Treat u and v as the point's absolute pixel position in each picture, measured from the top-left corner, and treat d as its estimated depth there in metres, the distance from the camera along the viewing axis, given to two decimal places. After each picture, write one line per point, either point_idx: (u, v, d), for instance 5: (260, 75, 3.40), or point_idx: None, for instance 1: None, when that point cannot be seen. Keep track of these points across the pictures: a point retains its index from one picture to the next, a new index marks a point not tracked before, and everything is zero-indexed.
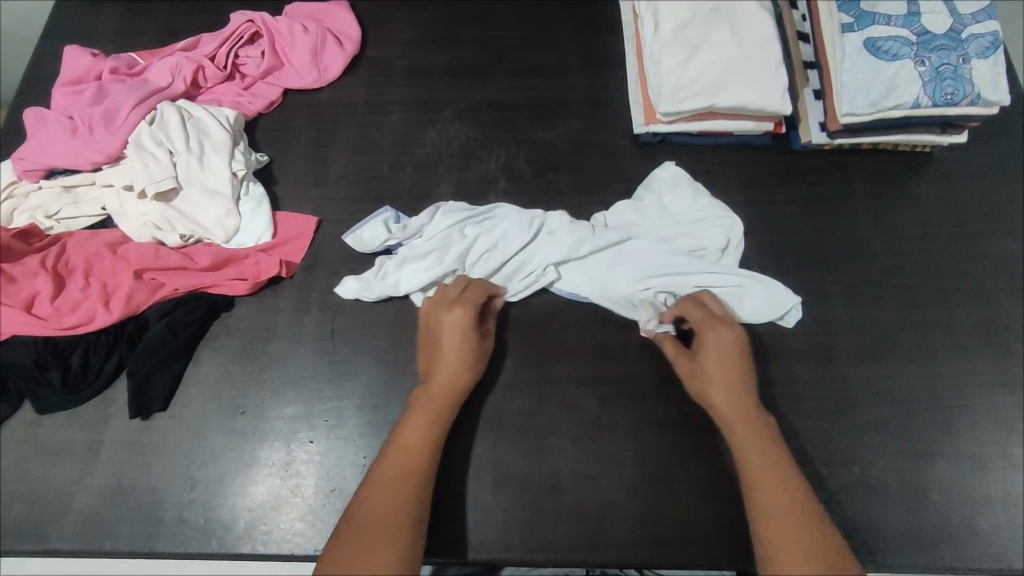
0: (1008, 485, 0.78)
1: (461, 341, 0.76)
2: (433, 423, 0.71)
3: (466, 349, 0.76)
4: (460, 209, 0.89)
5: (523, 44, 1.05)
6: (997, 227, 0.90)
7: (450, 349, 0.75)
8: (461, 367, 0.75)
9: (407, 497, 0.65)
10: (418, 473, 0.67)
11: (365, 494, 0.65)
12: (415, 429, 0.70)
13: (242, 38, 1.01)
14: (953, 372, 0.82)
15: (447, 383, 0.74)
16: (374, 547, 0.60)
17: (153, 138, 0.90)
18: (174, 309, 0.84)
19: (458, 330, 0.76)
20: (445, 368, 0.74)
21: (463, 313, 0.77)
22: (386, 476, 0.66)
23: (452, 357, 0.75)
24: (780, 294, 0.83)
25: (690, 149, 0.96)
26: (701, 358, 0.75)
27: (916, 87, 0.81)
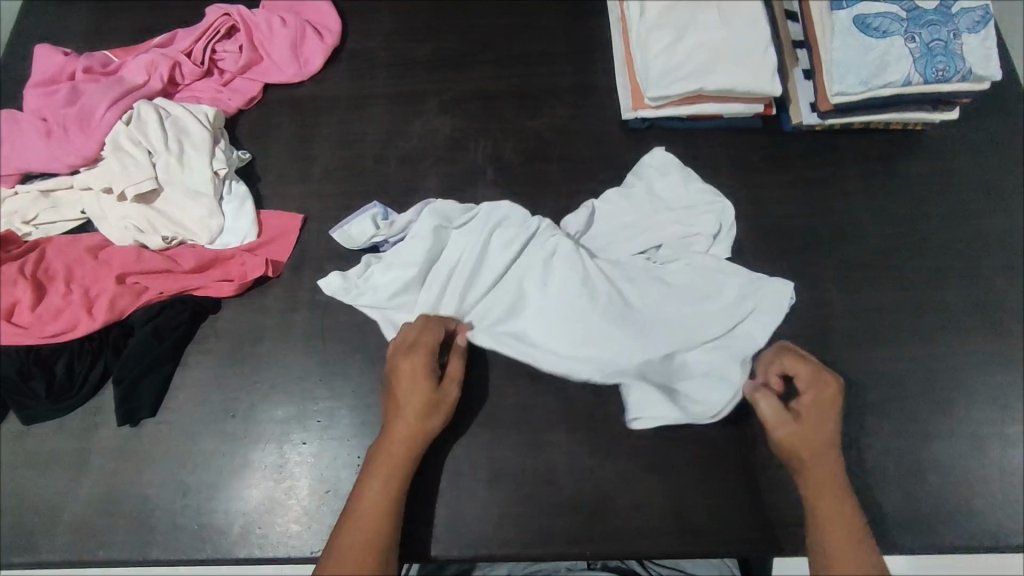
0: (1005, 462, 0.77)
1: (418, 394, 0.72)
2: (390, 485, 0.69)
3: (425, 403, 0.72)
4: (446, 208, 0.86)
5: (507, 31, 1.03)
6: (990, 204, 0.89)
7: (408, 403, 0.72)
8: (419, 420, 0.71)
9: (368, 569, 0.64)
10: (375, 541, 0.66)
11: (327, 569, 0.64)
12: (373, 493, 0.68)
13: (219, 32, 0.98)
14: (948, 352, 0.82)
15: (404, 440, 0.71)
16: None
17: (131, 139, 0.88)
18: (159, 313, 0.83)
19: (412, 382, 0.72)
20: (400, 421, 0.71)
21: (418, 365, 0.73)
22: (343, 547, 0.65)
23: (409, 410, 0.71)
24: (775, 288, 0.82)
25: (680, 134, 0.95)
26: (811, 417, 0.72)
27: (907, 64, 0.80)
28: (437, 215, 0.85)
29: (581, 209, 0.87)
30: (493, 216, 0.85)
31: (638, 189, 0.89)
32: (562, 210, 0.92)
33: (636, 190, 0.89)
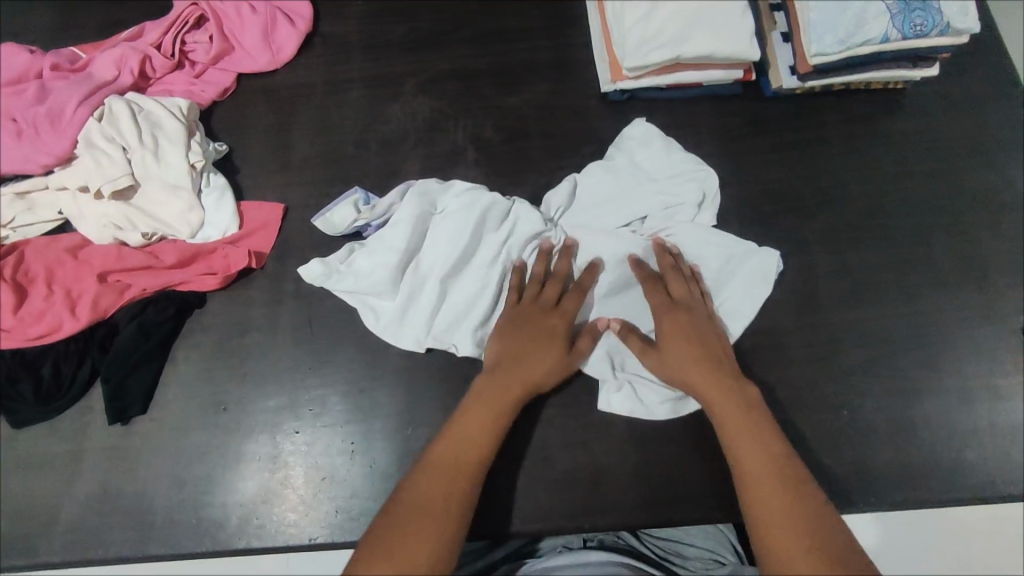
0: (994, 415, 0.78)
1: (546, 348, 0.75)
2: (495, 425, 0.70)
3: (550, 360, 0.74)
4: (428, 189, 0.84)
5: (481, 8, 1.01)
6: (973, 159, 0.89)
7: (536, 352, 0.74)
8: (541, 373, 0.74)
9: (451, 493, 0.65)
10: (467, 471, 0.67)
11: (414, 483, 0.66)
12: (476, 426, 0.70)
13: (188, 23, 0.96)
14: (935, 309, 0.82)
15: (517, 388, 0.73)
16: (414, 536, 0.61)
17: (104, 135, 0.86)
18: (144, 310, 0.82)
19: (547, 337, 0.75)
20: (522, 367, 0.74)
21: (560, 322, 0.76)
22: (438, 467, 0.67)
23: (535, 362, 0.74)
24: (763, 260, 0.81)
25: (661, 104, 0.94)
26: (669, 341, 0.74)
27: (885, 21, 0.79)
28: (420, 200, 0.83)
29: (562, 183, 0.87)
30: (476, 199, 0.83)
31: (622, 162, 0.87)
32: (544, 186, 0.91)
33: (620, 163, 0.87)
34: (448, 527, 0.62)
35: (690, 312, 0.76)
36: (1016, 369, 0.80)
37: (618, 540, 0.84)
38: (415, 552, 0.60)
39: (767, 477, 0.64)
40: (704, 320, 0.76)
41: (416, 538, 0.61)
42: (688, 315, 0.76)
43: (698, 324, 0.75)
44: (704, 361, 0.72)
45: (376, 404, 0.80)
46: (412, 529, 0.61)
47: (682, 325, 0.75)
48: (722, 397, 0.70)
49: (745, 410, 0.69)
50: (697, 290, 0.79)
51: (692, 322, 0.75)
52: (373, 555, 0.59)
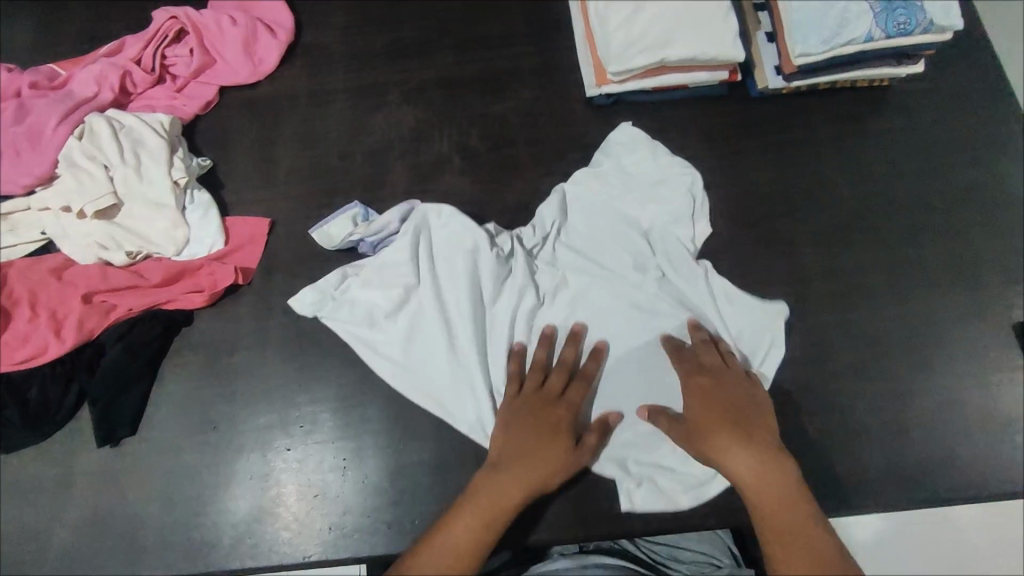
0: (986, 414, 0.78)
1: (548, 449, 0.71)
2: (489, 526, 0.67)
3: (552, 462, 0.70)
4: (422, 217, 0.84)
5: (465, 15, 1.00)
6: (959, 156, 0.89)
7: (539, 452, 0.70)
8: (539, 478, 0.69)
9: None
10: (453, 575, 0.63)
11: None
12: (468, 527, 0.66)
13: (168, 36, 0.95)
14: (924, 308, 0.82)
15: (514, 493, 0.68)
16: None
17: (85, 153, 0.85)
18: (130, 330, 0.81)
19: (550, 432, 0.71)
20: (523, 465, 0.69)
21: (563, 420, 0.73)
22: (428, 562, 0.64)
23: (536, 459, 0.70)
24: (773, 322, 0.79)
25: (647, 107, 0.94)
26: (713, 418, 0.70)
27: (868, 20, 0.79)
28: (416, 226, 0.83)
29: (551, 195, 0.86)
30: (469, 231, 0.82)
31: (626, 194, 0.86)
32: (532, 194, 0.90)
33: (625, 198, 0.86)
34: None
35: (726, 380, 0.73)
36: (1007, 366, 0.80)
37: (613, 545, 0.83)
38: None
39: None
40: (751, 398, 0.72)
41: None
42: (733, 390, 0.72)
43: (745, 404, 0.71)
44: (749, 447, 0.68)
45: (367, 420, 0.79)
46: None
47: (729, 403, 0.71)
48: (766, 487, 0.66)
49: (780, 482, 0.66)
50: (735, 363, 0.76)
51: (739, 401, 0.71)
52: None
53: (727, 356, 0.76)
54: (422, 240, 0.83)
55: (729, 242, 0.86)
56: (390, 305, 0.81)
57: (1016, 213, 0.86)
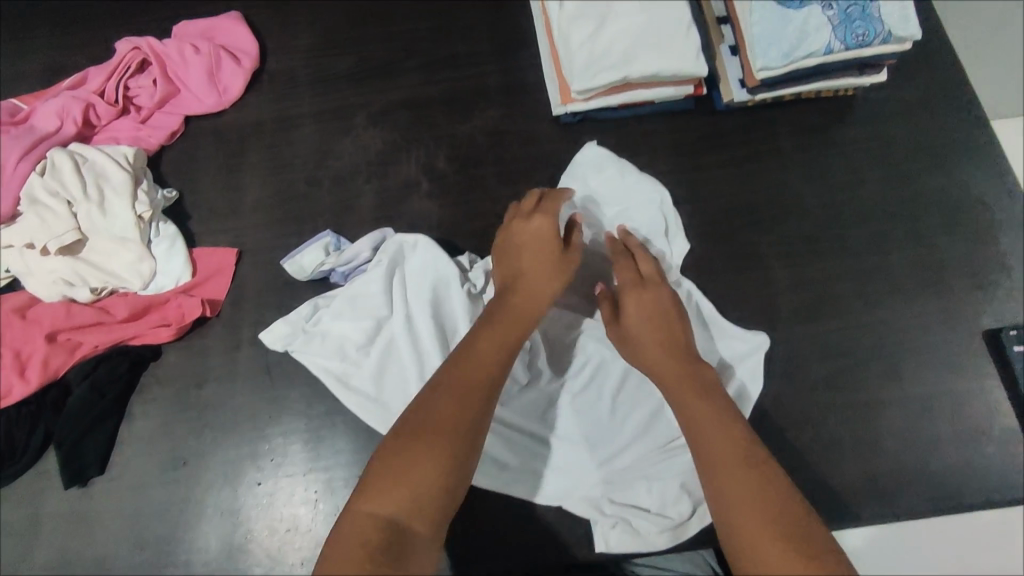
0: (959, 423, 0.78)
1: (548, 257, 0.76)
2: (507, 350, 0.67)
3: (558, 268, 0.75)
4: (391, 248, 0.83)
5: (430, 35, 1.00)
6: (925, 164, 0.89)
7: (542, 265, 0.75)
8: (552, 284, 0.74)
9: (470, 415, 0.60)
10: (482, 392, 0.62)
11: (434, 394, 0.61)
12: (487, 345, 0.66)
13: (130, 67, 0.94)
14: (895, 318, 0.82)
15: (532, 294, 0.73)
16: (425, 463, 0.56)
17: (47, 189, 0.84)
18: (95, 367, 0.80)
19: (539, 236, 0.77)
20: (524, 275, 0.75)
21: (546, 224, 0.77)
22: (455, 380, 0.62)
23: (535, 263, 0.76)
24: (750, 357, 0.78)
25: (614, 123, 0.93)
26: (632, 323, 0.75)
27: (827, 33, 0.79)
28: (391, 256, 0.82)
29: None
30: (443, 263, 0.81)
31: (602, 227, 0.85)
32: (500, 215, 0.90)
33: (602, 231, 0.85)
34: (461, 449, 0.58)
35: (652, 292, 0.76)
36: (978, 373, 0.80)
37: None
38: (425, 480, 0.56)
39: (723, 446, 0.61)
40: (668, 301, 0.75)
41: (425, 466, 0.56)
42: (647, 295, 0.75)
43: (661, 306, 0.75)
44: (665, 346, 0.72)
45: (338, 450, 0.79)
46: (425, 455, 0.57)
47: (643, 306, 0.75)
48: (676, 377, 0.70)
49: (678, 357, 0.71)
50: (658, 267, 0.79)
51: (654, 303, 0.75)
52: (377, 487, 0.55)
53: (650, 263, 0.78)
54: (396, 271, 0.82)
55: (699, 257, 0.85)
56: (362, 339, 0.81)
57: (983, 219, 0.87)
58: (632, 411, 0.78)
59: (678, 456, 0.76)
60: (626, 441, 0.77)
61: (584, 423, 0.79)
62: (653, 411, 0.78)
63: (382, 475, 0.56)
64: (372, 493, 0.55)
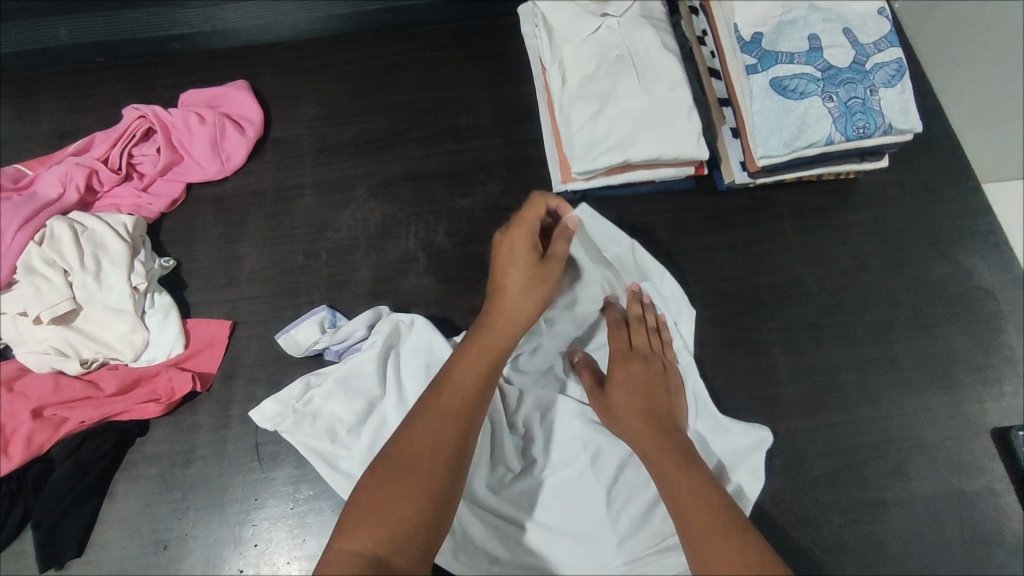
0: (966, 527, 0.76)
1: (524, 269, 0.73)
2: (487, 371, 0.67)
3: (532, 279, 0.73)
4: (384, 326, 0.83)
5: (434, 107, 1.01)
6: (931, 252, 0.88)
7: (516, 277, 0.73)
8: (529, 295, 0.72)
9: (449, 442, 0.61)
10: (457, 425, 0.62)
11: (408, 431, 0.61)
12: (471, 363, 0.67)
13: (136, 135, 0.94)
14: (899, 412, 0.81)
15: (511, 310, 0.71)
16: (404, 495, 0.57)
17: (44, 258, 0.80)
18: (80, 445, 0.79)
19: (519, 247, 0.74)
20: (506, 288, 0.72)
21: (521, 238, 0.75)
22: (435, 410, 0.62)
23: (513, 274, 0.73)
24: (752, 455, 0.76)
25: (614, 201, 0.93)
26: (617, 390, 0.76)
27: (827, 124, 0.79)
28: (386, 337, 0.82)
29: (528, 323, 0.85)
30: (439, 344, 0.81)
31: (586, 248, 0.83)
32: None
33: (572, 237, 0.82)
34: (438, 483, 0.59)
35: (642, 366, 0.77)
36: (985, 474, 0.78)
37: None
38: (406, 512, 0.56)
39: (700, 510, 0.63)
40: (657, 374, 0.77)
41: (403, 501, 0.57)
42: (636, 365, 0.77)
43: (648, 378, 0.76)
44: (645, 414, 0.73)
45: (323, 536, 0.78)
46: (402, 494, 0.57)
47: (630, 376, 0.77)
48: (654, 442, 0.71)
49: (664, 437, 0.71)
50: (657, 338, 0.81)
51: (643, 374, 0.77)
52: (360, 522, 0.56)
53: (642, 335, 0.80)
54: (390, 351, 0.82)
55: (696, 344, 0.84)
56: (350, 418, 0.79)
57: (988, 311, 0.86)
58: (628, 502, 0.75)
59: (670, 555, 0.74)
60: (621, 535, 0.74)
61: (578, 513, 0.76)
62: (648, 504, 0.75)
63: (362, 511, 0.56)
64: (352, 527, 0.56)
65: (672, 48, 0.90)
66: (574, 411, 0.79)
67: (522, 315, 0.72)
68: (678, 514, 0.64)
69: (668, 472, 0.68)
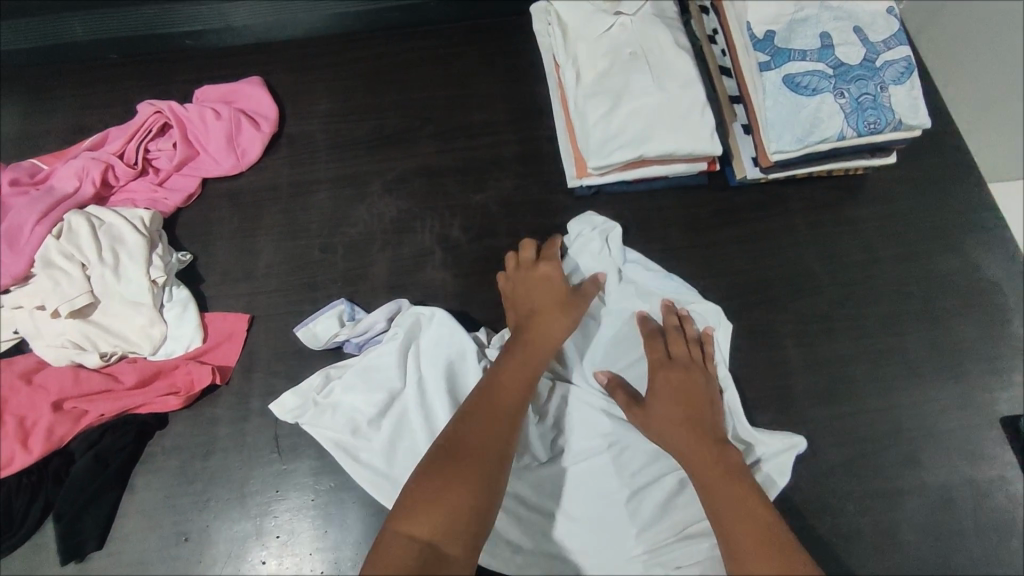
0: (978, 515, 0.78)
1: (559, 299, 0.79)
2: (528, 380, 0.72)
3: (567, 308, 0.79)
4: (406, 317, 0.83)
5: (447, 103, 1.02)
6: (939, 246, 0.90)
7: (552, 307, 0.79)
8: (566, 320, 0.78)
9: (497, 438, 0.65)
10: (505, 424, 0.66)
11: (457, 427, 0.65)
12: (513, 373, 0.72)
13: (152, 130, 0.94)
14: (910, 402, 0.82)
15: (550, 334, 0.76)
16: (457, 483, 0.60)
17: (62, 252, 0.81)
18: (100, 437, 0.79)
19: (549, 282, 0.81)
20: (543, 314, 0.78)
21: (551, 272, 0.81)
22: (481, 409, 0.67)
23: (548, 304, 0.79)
24: (781, 455, 0.77)
25: (628, 197, 0.94)
26: (655, 404, 0.75)
27: (839, 120, 0.80)
28: (407, 329, 0.82)
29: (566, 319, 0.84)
30: (460, 335, 0.82)
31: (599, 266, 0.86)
32: None
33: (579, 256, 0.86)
34: (490, 474, 0.62)
35: (686, 380, 0.76)
36: (995, 462, 0.80)
37: None
38: (459, 500, 0.59)
39: (746, 523, 0.64)
40: (700, 386, 0.76)
41: (459, 489, 0.60)
42: (678, 378, 0.76)
43: (691, 390, 0.76)
44: (689, 425, 0.73)
45: (345, 528, 0.78)
46: (457, 481, 0.60)
47: (672, 389, 0.76)
48: (700, 454, 0.70)
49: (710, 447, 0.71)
50: (698, 350, 0.80)
51: (685, 386, 0.76)
52: (415, 509, 0.58)
53: (683, 349, 0.79)
54: (411, 343, 0.83)
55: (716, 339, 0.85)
56: (371, 409, 0.80)
57: (996, 303, 0.88)
58: (650, 491, 0.76)
59: (690, 544, 0.74)
60: (642, 524, 0.76)
61: (601, 502, 0.77)
62: (670, 493, 0.76)
63: (416, 499, 0.59)
64: (407, 515, 0.58)
65: (684, 46, 0.92)
66: (599, 403, 0.81)
67: (560, 340, 0.77)
68: (724, 532, 0.65)
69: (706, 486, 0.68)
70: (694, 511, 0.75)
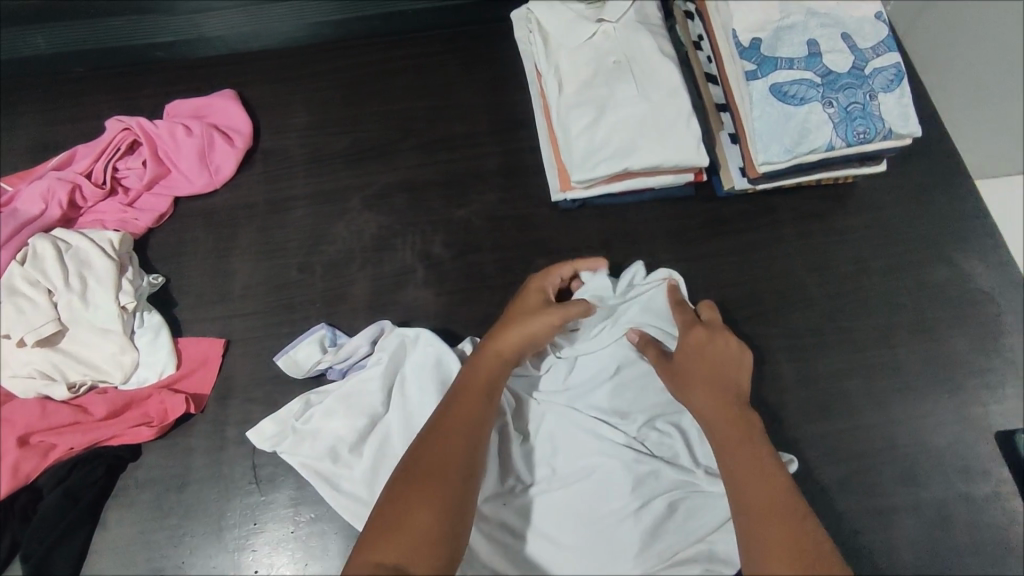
0: (974, 532, 0.76)
1: (528, 310, 0.76)
2: (491, 390, 0.68)
3: (530, 318, 0.75)
4: (388, 340, 0.81)
5: (428, 114, 0.99)
6: (930, 256, 0.89)
7: (517, 316, 0.75)
8: (524, 330, 0.74)
9: (463, 453, 0.62)
10: (470, 437, 0.64)
11: (422, 443, 0.62)
12: (474, 383, 0.69)
13: (120, 148, 0.90)
14: (904, 417, 0.81)
15: (507, 343, 0.73)
16: (423, 505, 0.57)
17: (29, 280, 0.78)
18: (70, 472, 0.76)
19: (529, 294, 0.78)
20: (509, 323, 0.75)
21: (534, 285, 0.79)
22: (445, 425, 0.64)
23: (515, 313, 0.76)
24: None
25: (613, 209, 0.92)
26: (683, 361, 0.74)
27: (828, 130, 0.78)
28: (391, 354, 0.80)
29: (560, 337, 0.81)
30: (444, 357, 0.79)
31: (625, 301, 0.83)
32: (497, 305, 0.88)
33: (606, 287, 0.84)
34: (455, 495, 0.59)
35: (716, 342, 0.75)
36: (990, 477, 0.79)
37: None
38: (424, 522, 0.56)
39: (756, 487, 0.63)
40: (728, 348, 0.74)
41: (426, 512, 0.57)
42: (707, 340, 0.75)
43: (718, 352, 0.74)
44: (714, 383, 0.71)
45: (326, 560, 0.76)
46: (423, 502, 0.57)
47: (701, 349, 0.74)
48: (722, 413, 0.69)
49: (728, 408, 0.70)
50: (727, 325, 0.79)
51: (713, 348, 0.74)
52: (383, 534, 0.55)
53: (714, 317, 0.78)
54: (392, 366, 0.80)
55: None
56: (350, 435, 0.77)
57: (989, 313, 0.86)
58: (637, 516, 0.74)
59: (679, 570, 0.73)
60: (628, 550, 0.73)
61: (588, 526, 0.75)
62: (659, 519, 0.74)
63: (382, 525, 0.56)
64: (373, 542, 0.55)
65: (669, 53, 0.89)
66: (586, 423, 0.78)
67: (517, 352, 0.73)
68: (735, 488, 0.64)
69: (723, 444, 0.67)
70: (683, 536, 0.74)
